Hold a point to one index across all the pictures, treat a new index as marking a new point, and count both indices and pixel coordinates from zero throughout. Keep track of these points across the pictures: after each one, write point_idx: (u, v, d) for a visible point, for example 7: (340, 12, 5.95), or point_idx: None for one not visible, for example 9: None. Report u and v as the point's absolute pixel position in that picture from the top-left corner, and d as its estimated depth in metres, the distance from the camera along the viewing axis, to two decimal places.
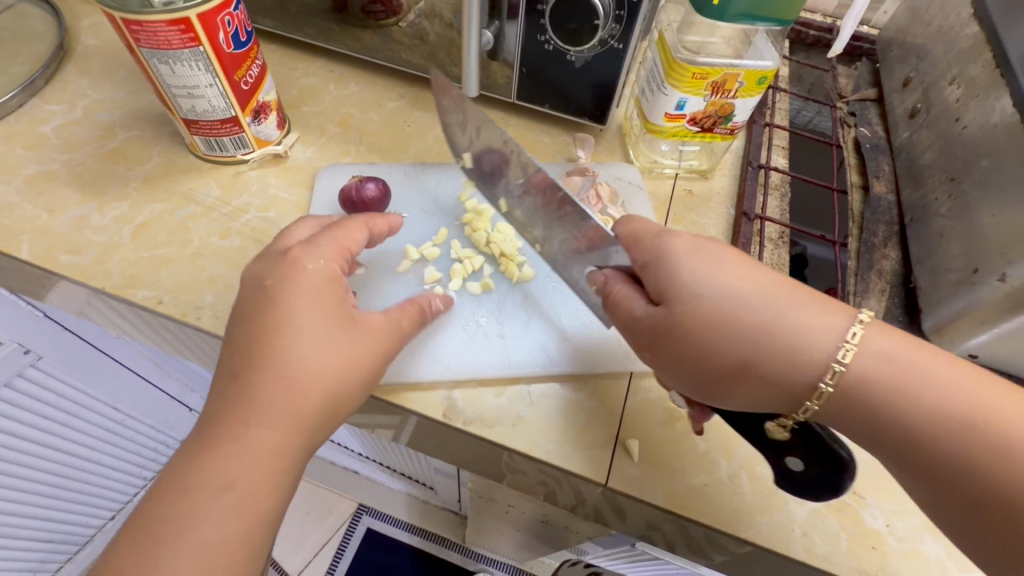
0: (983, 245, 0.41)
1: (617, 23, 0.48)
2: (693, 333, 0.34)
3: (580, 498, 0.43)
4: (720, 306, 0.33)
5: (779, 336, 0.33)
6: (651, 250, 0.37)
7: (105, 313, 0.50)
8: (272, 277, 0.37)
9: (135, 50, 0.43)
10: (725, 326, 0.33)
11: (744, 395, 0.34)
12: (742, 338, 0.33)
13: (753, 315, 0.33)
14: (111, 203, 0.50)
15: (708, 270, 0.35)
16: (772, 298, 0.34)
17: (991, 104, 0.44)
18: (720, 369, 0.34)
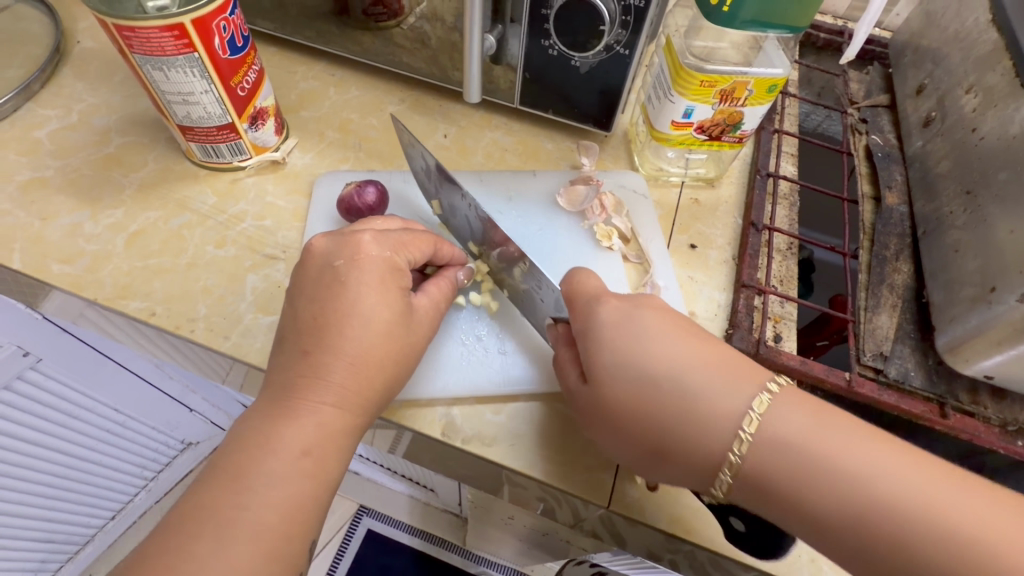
0: (1000, 261, 0.40)
1: (624, 28, 0.47)
2: (610, 413, 0.34)
3: (580, 517, 0.42)
4: (635, 381, 0.34)
5: (692, 418, 0.32)
6: (583, 312, 0.38)
7: (100, 323, 0.49)
8: (341, 258, 0.38)
9: (128, 55, 0.42)
10: (643, 408, 0.33)
11: (667, 470, 0.33)
12: (660, 405, 0.33)
13: (672, 378, 0.33)
14: (106, 210, 0.49)
15: (632, 333, 0.35)
16: (690, 370, 0.33)
17: (1009, 115, 0.43)
18: (645, 439, 0.33)
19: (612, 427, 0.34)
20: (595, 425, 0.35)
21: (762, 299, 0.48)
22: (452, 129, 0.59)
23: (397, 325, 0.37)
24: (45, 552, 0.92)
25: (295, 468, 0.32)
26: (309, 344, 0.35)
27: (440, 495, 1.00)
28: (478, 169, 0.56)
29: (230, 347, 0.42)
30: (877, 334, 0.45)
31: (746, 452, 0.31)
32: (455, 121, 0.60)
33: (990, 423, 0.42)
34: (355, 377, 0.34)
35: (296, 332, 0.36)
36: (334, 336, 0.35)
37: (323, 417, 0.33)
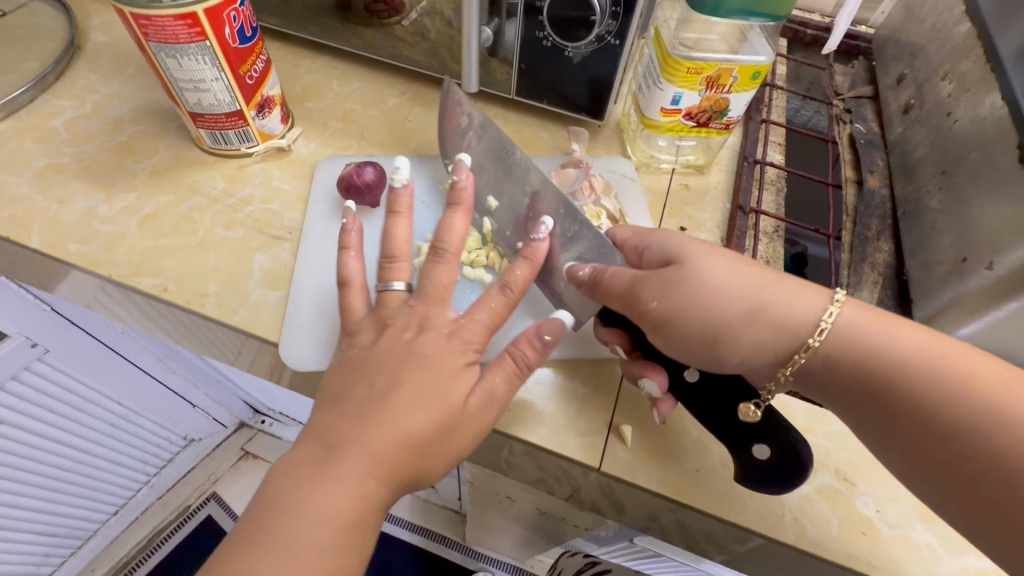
0: (973, 234, 0.42)
1: (614, 19, 0.49)
2: (685, 296, 0.35)
3: (579, 488, 0.44)
4: (716, 279, 0.36)
5: (777, 311, 0.35)
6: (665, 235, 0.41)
7: (115, 304, 0.51)
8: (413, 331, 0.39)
9: (143, 44, 0.44)
10: (741, 281, 0.36)
11: (752, 340, 0.35)
12: (749, 284, 0.36)
13: (755, 270, 0.36)
14: (119, 194, 0.51)
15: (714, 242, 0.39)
16: (763, 270, 0.37)
17: (981, 99, 0.45)
18: (732, 311, 0.35)
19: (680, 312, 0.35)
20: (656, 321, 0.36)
21: None
22: None
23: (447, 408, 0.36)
24: (48, 546, 0.93)
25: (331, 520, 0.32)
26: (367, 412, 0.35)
27: (439, 490, 1.01)
28: None
29: (238, 321, 0.44)
30: None
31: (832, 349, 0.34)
32: None
33: None
34: (393, 452, 0.34)
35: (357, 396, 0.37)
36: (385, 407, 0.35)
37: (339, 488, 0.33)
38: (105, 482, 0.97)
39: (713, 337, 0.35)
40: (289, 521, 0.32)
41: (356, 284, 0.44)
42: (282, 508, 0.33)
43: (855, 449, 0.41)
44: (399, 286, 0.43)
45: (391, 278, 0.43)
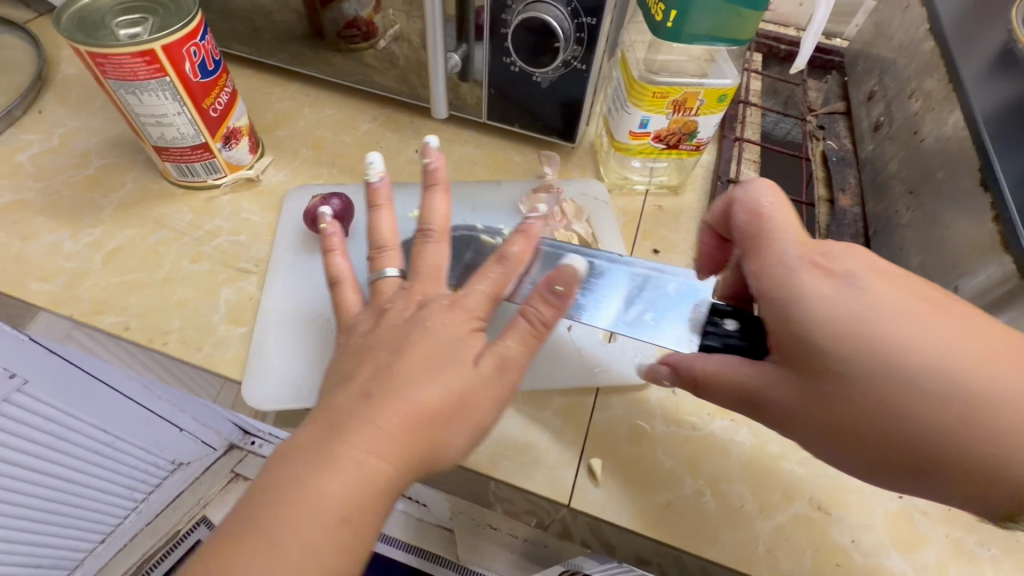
0: (941, 254, 0.41)
1: (579, 45, 0.49)
2: (854, 413, 0.29)
3: (569, 528, 0.44)
4: (889, 387, 0.28)
5: (988, 417, 0.27)
6: (777, 282, 0.31)
7: (81, 341, 0.50)
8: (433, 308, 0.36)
9: (102, 81, 0.44)
10: (923, 412, 0.28)
11: (930, 488, 0.30)
12: (936, 413, 0.28)
13: (941, 385, 0.28)
14: (84, 229, 0.51)
15: (873, 320, 0.29)
16: (967, 371, 0.28)
17: (945, 117, 0.45)
18: (903, 458, 0.29)
19: (855, 434, 0.29)
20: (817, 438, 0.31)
21: None
22: (424, 144, 0.61)
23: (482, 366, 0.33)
24: None
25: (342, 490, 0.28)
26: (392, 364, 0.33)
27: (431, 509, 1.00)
28: (447, 182, 0.58)
29: (202, 358, 0.44)
30: None
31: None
32: (426, 136, 0.62)
33: None
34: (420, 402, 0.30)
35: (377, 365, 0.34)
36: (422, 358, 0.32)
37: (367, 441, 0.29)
38: (91, 511, 0.95)
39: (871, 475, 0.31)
40: (332, 468, 0.28)
41: (346, 281, 0.42)
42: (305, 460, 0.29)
43: (828, 476, 0.41)
44: (392, 274, 0.42)
45: (383, 265, 0.42)
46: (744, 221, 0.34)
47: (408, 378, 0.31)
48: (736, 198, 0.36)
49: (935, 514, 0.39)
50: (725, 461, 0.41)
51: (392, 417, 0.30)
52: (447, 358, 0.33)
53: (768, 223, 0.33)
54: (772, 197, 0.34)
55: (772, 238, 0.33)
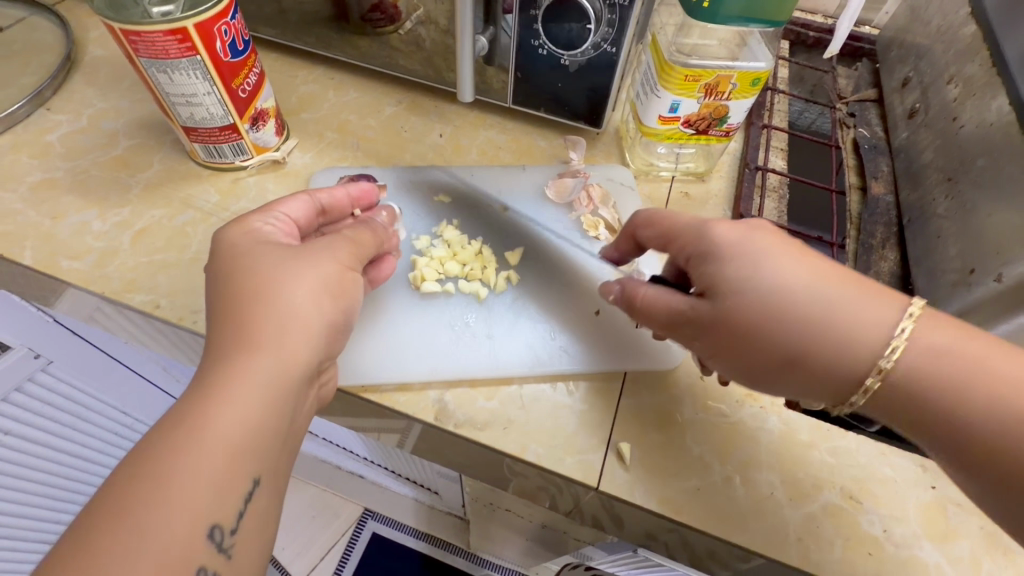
0: (980, 243, 0.40)
1: (610, 27, 0.48)
2: (736, 334, 0.32)
3: (579, 503, 0.43)
4: (751, 304, 0.32)
5: (828, 325, 0.30)
6: (693, 238, 0.36)
7: (109, 319, 0.51)
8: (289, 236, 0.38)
9: (134, 59, 0.44)
10: (804, 328, 0.31)
11: (790, 390, 0.32)
12: (789, 319, 0.31)
13: (800, 306, 0.31)
14: (112, 209, 0.51)
15: (750, 253, 0.33)
16: (826, 290, 0.31)
17: (987, 103, 0.44)
18: (771, 360, 0.32)
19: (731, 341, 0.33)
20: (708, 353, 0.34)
21: None
22: (448, 128, 0.61)
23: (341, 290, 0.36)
24: None
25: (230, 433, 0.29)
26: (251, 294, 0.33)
27: (443, 496, 1.01)
28: (471, 166, 0.58)
29: None
30: None
31: (898, 357, 0.29)
32: (450, 121, 0.61)
33: None
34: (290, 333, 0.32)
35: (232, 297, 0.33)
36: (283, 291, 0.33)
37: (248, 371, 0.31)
38: None
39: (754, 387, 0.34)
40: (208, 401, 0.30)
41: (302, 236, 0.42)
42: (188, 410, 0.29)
43: (859, 466, 0.40)
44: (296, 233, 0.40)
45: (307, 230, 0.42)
46: (651, 232, 0.40)
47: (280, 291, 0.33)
48: (638, 221, 0.42)
49: (969, 507, 0.39)
50: (755, 448, 0.41)
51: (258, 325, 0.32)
52: (288, 255, 0.35)
53: (662, 220, 0.39)
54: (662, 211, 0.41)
55: (675, 229, 0.38)
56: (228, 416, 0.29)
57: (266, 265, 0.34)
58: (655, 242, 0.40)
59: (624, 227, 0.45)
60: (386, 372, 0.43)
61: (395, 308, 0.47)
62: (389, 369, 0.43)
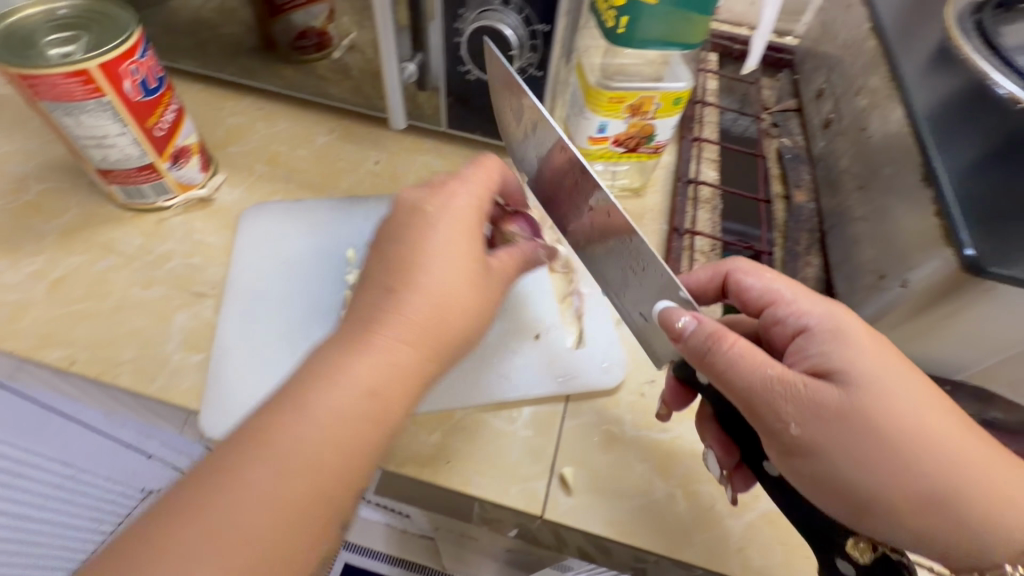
0: (889, 249, 0.42)
1: (533, 52, 0.49)
2: (868, 442, 0.31)
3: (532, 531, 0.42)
4: (898, 421, 0.31)
5: (967, 488, 0.30)
6: (825, 316, 0.35)
7: (28, 377, 0.48)
8: (432, 205, 0.40)
9: (35, 104, 0.42)
10: (932, 460, 0.30)
11: (906, 530, 0.30)
12: (925, 459, 0.30)
13: (939, 448, 0.30)
14: (24, 259, 0.48)
15: (902, 368, 0.32)
16: (966, 441, 0.31)
17: (888, 114, 0.46)
18: (902, 495, 0.30)
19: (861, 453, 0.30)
20: (804, 454, 0.32)
21: None
22: (384, 155, 0.60)
23: (445, 279, 0.37)
24: None
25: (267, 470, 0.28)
26: (394, 283, 0.36)
27: (413, 521, 0.99)
28: (408, 193, 0.57)
29: (156, 389, 0.42)
30: None
31: None
32: (385, 147, 0.61)
33: None
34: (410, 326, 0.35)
35: (382, 274, 0.37)
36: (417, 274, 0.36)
37: (328, 388, 0.31)
38: None
39: (864, 510, 0.31)
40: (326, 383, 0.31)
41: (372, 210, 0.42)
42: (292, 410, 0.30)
43: None
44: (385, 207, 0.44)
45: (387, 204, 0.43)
46: (753, 287, 0.39)
47: (417, 266, 0.37)
48: (736, 272, 0.40)
49: None
50: (698, 461, 0.41)
51: (386, 317, 0.35)
52: (465, 249, 0.39)
53: (775, 287, 0.38)
54: (761, 264, 0.40)
55: (782, 294, 0.37)
56: (323, 402, 0.30)
57: (431, 271, 0.37)
58: (754, 298, 0.39)
59: (715, 262, 0.42)
60: None
61: (324, 345, 0.46)
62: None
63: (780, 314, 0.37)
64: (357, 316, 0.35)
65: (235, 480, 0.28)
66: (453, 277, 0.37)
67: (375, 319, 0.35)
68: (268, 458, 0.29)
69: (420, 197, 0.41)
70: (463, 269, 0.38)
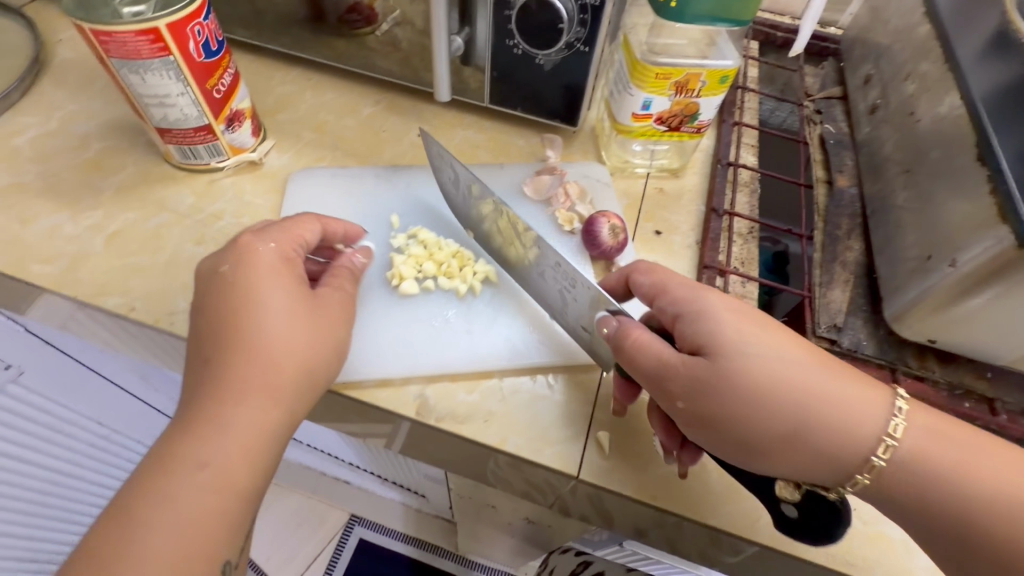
0: (933, 233, 0.42)
1: (582, 27, 0.50)
2: (738, 402, 0.33)
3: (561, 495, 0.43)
4: (755, 379, 0.33)
5: (824, 412, 0.33)
6: (688, 305, 0.36)
7: (83, 325, 0.50)
8: (227, 264, 0.37)
9: (105, 60, 0.43)
10: (789, 397, 0.33)
11: (793, 464, 0.33)
12: (783, 402, 0.32)
13: (795, 390, 0.33)
14: (84, 212, 0.50)
15: (747, 327, 0.34)
16: (815, 373, 0.33)
17: (940, 98, 0.46)
18: (775, 436, 0.33)
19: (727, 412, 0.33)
20: (692, 420, 0.34)
21: (723, 279, 0.50)
22: (426, 128, 0.61)
23: (302, 315, 0.37)
24: None
25: (196, 484, 0.32)
26: (212, 354, 0.35)
27: (430, 500, 1.01)
28: None
29: None
30: (831, 308, 0.47)
31: (891, 453, 0.32)
32: (428, 121, 0.62)
33: (940, 387, 0.44)
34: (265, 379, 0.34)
35: (211, 337, 0.35)
36: (246, 338, 0.35)
37: (234, 422, 0.33)
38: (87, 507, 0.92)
39: (738, 456, 0.34)
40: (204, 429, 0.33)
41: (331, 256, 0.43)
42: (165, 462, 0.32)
43: None
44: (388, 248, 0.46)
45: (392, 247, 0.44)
46: (644, 280, 0.40)
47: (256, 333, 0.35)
48: (634, 271, 0.41)
49: None
50: None
51: (241, 365, 0.34)
52: (284, 298, 0.37)
53: (660, 277, 0.39)
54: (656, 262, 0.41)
55: (665, 285, 0.38)
56: (210, 446, 0.32)
57: (268, 328, 0.35)
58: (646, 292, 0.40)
59: (618, 267, 0.43)
60: (365, 367, 0.43)
61: (368, 305, 0.47)
62: (362, 366, 0.43)
63: (660, 305, 0.38)
64: (207, 360, 0.35)
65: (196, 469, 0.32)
66: (301, 316, 0.37)
67: (231, 369, 0.34)
68: (193, 473, 0.32)
69: (218, 260, 0.38)
70: (294, 328, 0.36)
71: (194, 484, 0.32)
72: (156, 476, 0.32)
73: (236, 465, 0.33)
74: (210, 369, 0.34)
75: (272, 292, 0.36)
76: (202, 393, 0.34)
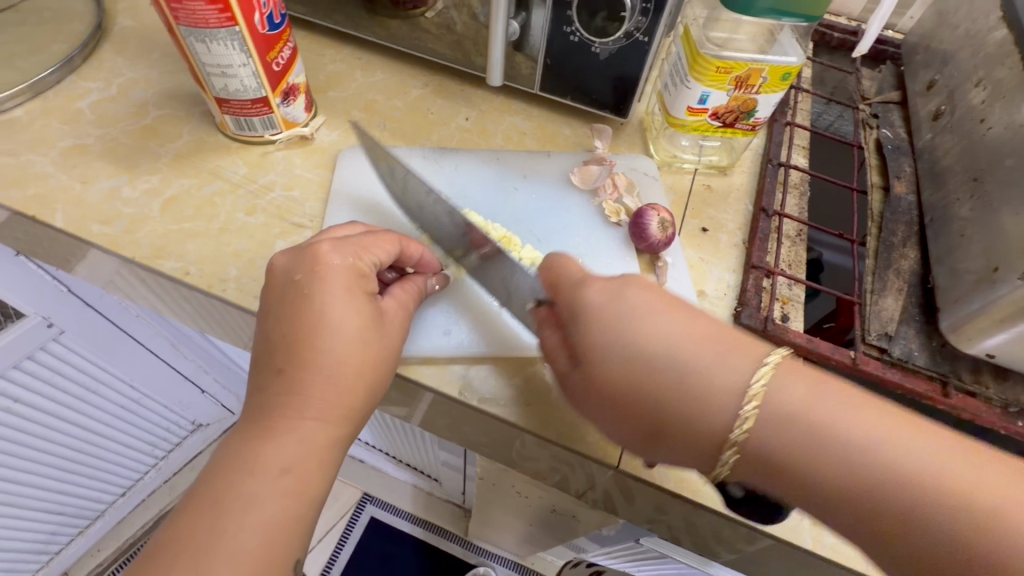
0: (1002, 244, 0.41)
1: (644, 16, 0.49)
2: (603, 397, 0.35)
3: (595, 483, 0.43)
4: (608, 377, 0.35)
5: (685, 404, 0.33)
6: (570, 297, 0.38)
7: (132, 286, 0.51)
8: (301, 273, 0.37)
9: (173, 28, 0.44)
10: (641, 384, 0.34)
11: (671, 454, 0.35)
12: (642, 393, 0.34)
13: (650, 381, 0.34)
14: (142, 176, 0.52)
15: (620, 317, 0.35)
16: (676, 359, 0.34)
17: (1016, 106, 0.44)
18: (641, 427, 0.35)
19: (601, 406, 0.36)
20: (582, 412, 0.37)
21: (771, 281, 0.49)
22: (474, 113, 0.61)
23: (370, 331, 0.37)
24: (57, 526, 0.92)
25: (279, 487, 0.33)
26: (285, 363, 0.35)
27: (443, 484, 1.02)
28: (496, 149, 0.58)
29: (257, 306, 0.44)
30: (882, 316, 0.46)
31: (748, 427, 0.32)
32: (476, 106, 0.62)
33: (992, 404, 0.42)
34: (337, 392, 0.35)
35: (285, 348, 0.36)
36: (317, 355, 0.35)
37: (304, 432, 0.34)
38: (115, 466, 0.95)
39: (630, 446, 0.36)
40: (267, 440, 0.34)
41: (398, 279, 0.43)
42: (236, 469, 0.33)
43: None
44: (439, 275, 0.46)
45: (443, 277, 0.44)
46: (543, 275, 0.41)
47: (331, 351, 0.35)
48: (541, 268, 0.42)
49: None
50: None
51: (305, 381, 0.34)
52: (354, 312, 0.36)
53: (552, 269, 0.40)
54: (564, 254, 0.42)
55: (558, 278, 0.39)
56: (277, 455, 0.33)
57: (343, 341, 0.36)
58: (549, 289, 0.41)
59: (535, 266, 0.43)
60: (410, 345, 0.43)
61: None
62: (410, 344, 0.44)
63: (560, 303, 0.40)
64: (281, 370, 0.35)
65: (262, 474, 0.33)
66: (370, 337, 0.37)
67: (304, 387, 0.34)
68: (275, 476, 0.33)
69: (293, 265, 0.38)
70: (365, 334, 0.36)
71: (275, 488, 0.33)
72: (232, 477, 0.33)
73: (311, 473, 0.34)
74: (281, 380, 0.35)
75: (346, 311, 0.36)
76: (266, 411, 0.34)
